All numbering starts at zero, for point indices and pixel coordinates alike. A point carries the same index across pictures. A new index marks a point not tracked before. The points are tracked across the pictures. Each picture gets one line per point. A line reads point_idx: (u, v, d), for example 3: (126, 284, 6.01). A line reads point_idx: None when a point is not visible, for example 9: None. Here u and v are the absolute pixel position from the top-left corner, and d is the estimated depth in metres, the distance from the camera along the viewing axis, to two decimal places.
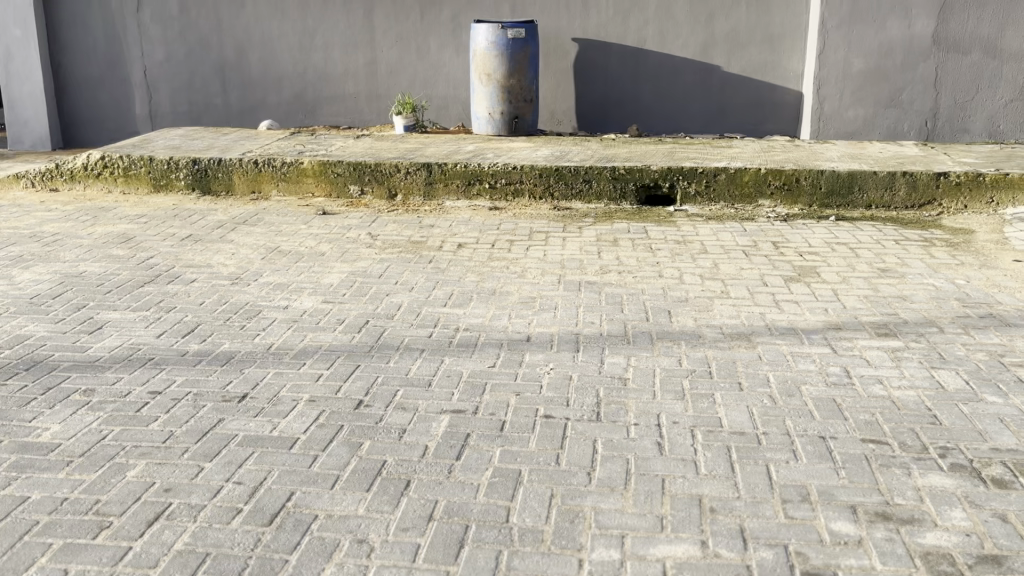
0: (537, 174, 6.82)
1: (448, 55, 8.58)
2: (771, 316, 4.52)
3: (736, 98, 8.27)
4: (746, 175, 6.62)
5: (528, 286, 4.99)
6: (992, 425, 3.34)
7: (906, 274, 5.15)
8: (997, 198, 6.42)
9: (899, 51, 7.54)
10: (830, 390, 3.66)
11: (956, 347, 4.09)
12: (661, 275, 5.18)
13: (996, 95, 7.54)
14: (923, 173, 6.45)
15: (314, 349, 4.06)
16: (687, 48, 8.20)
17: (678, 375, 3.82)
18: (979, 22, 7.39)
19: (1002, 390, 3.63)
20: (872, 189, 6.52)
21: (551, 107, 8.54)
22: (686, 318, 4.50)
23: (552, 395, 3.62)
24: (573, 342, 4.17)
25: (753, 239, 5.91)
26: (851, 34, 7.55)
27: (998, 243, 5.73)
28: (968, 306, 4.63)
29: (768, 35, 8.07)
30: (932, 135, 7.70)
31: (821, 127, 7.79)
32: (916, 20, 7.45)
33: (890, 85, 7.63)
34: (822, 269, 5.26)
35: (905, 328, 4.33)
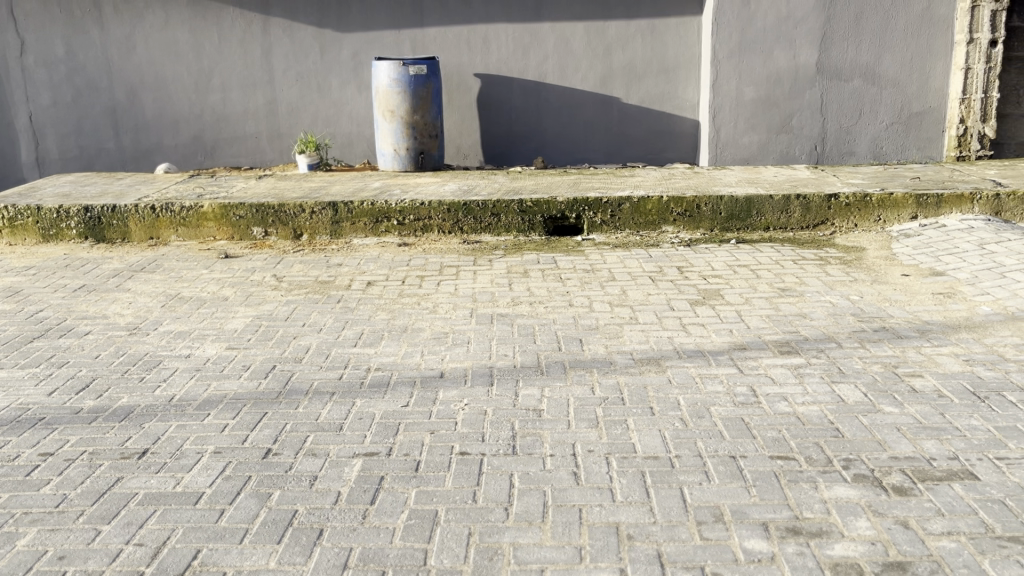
0: (445, 209, 6.82)
1: (350, 92, 8.54)
2: (678, 339, 4.61)
3: (636, 128, 8.49)
4: (649, 203, 6.78)
5: (440, 321, 4.96)
6: (890, 435, 3.48)
7: (804, 293, 5.35)
8: (883, 216, 6.74)
9: (787, 80, 7.89)
10: (739, 410, 3.75)
11: (853, 360, 4.26)
12: (571, 304, 5.24)
13: (877, 119, 7.96)
14: (815, 195, 6.74)
15: (218, 399, 3.92)
16: (587, 81, 8.38)
17: (591, 403, 3.84)
18: (858, 50, 7.81)
19: (898, 400, 3.79)
20: (769, 212, 6.77)
21: (456, 142, 8.59)
22: (597, 346, 4.55)
23: (467, 430, 3.59)
24: (486, 375, 4.16)
25: (658, 265, 6.04)
26: (741, 65, 7.87)
27: (887, 259, 6.02)
28: (863, 320, 4.83)
29: (663, 66, 8.34)
30: (822, 159, 8.06)
31: (718, 154, 8.06)
32: (800, 50, 7.82)
33: (780, 112, 7.96)
34: (726, 291, 5.41)
35: (805, 345, 4.48)
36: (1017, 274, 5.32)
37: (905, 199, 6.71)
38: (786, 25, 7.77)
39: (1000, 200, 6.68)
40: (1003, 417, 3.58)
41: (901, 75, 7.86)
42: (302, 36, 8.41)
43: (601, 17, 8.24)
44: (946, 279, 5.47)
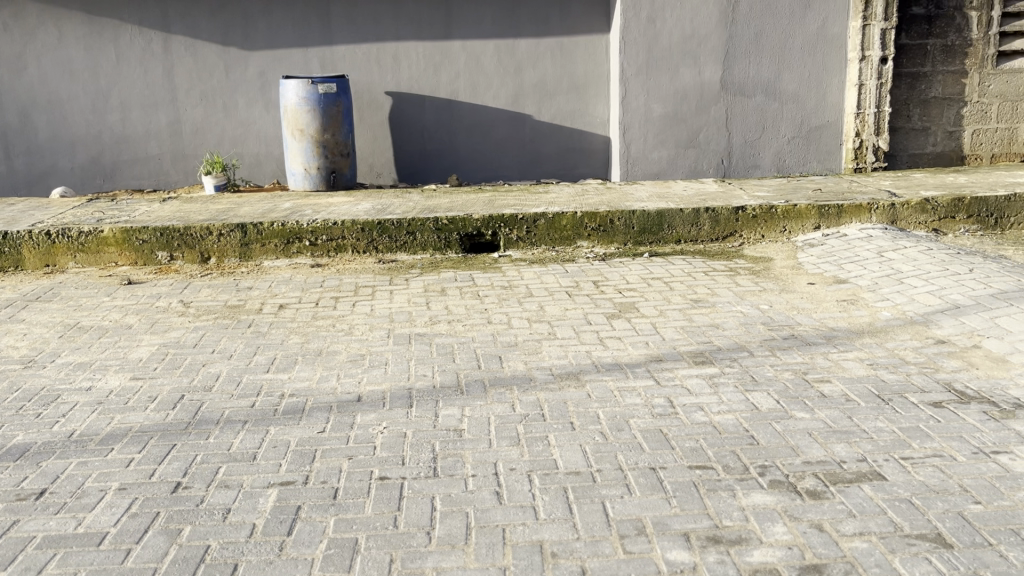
0: (359, 228, 6.72)
1: (257, 111, 8.36)
2: (596, 353, 4.65)
3: (549, 145, 8.57)
4: (564, 218, 6.84)
5: (356, 343, 4.87)
6: (803, 440, 3.57)
7: (716, 303, 5.47)
8: (788, 227, 6.97)
9: (693, 96, 8.10)
10: (657, 421, 3.79)
11: (765, 368, 4.37)
12: (490, 321, 5.22)
13: (779, 133, 8.24)
14: (723, 208, 6.92)
15: (123, 432, 3.74)
16: (499, 98, 8.41)
17: (512, 421, 3.82)
18: (759, 67, 8.08)
19: (808, 405, 3.90)
20: (680, 225, 6.91)
21: (369, 160, 8.50)
22: (516, 362, 4.53)
23: (386, 454, 3.52)
24: (405, 397, 4.09)
25: (575, 279, 6.09)
26: (649, 82, 8.04)
27: (793, 268, 6.22)
28: (772, 329, 4.97)
29: (573, 84, 8.45)
30: (728, 172, 8.29)
31: (629, 169, 8.21)
32: (705, 67, 8.05)
33: (688, 127, 8.16)
34: (641, 303, 5.49)
35: (719, 355, 4.57)
36: (914, 280, 5.57)
37: (807, 210, 6.95)
38: (691, 43, 7.99)
39: (895, 209, 6.99)
40: (906, 418, 3.73)
41: (800, 91, 8.17)
42: (205, 54, 8.19)
43: (511, 35, 8.31)
44: (849, 287, 5.68)
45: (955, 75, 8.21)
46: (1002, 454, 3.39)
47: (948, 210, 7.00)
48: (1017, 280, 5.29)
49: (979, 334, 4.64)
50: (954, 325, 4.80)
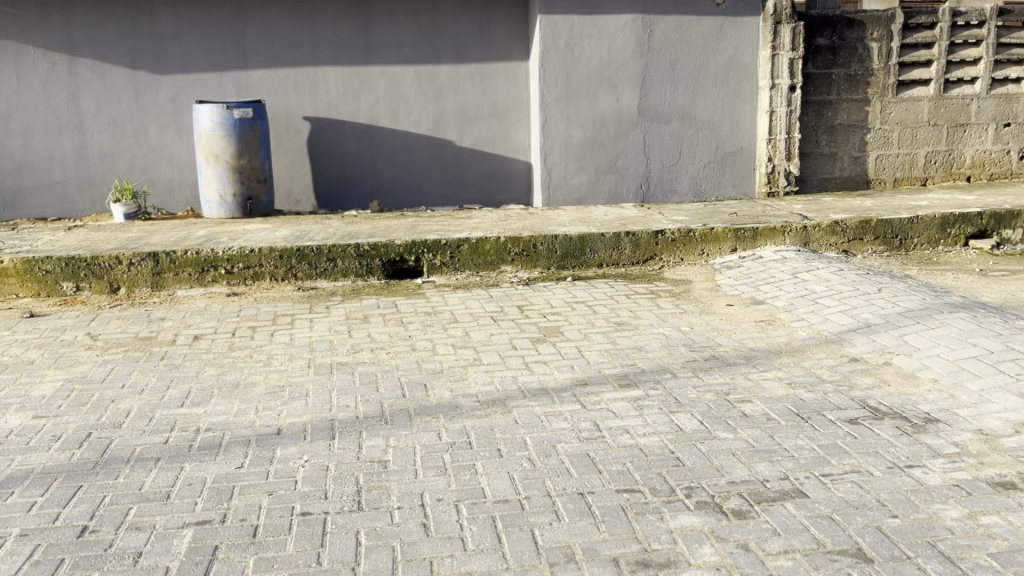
0: (277, 255, 6.57)
1: (169, 137, 8.12)
2: (522, 378, 4.62)
3: (471, 170, 8.58)
4: (487, 243, 6.83)
5: (275, 374, 4.73)
6: (727, 460, 3.61)
7: (639, 326, 5.53)
8: (707, 250, 7.12)
9: (612, 123, 8.23)
10: (583, 446, 3.78)
11: (688, 389, 4.42)
12: (414, 348, 5.15)
13: (696, 158, 8.44)
14: (643, 232, 7.02)
15: (23, 474, 3.52)
16: (419, 124, 8.38)
17: (439, 450, 3.75)
18: (674, 94, 8.28)
19: (731, 425, 3.95)
20: (601, 249, 6.97)
21: (288, 186, 8.34)
22: (441, 390, 4.47)
23: (308, 489, 3.41)
24: (327, 429, 3.97)
25: (499, 304, 6.07)
26: (568, 108, 8.14)
27: (712, 290, 6.34)
28: (694, 350, 5.04)
29: (494, 110, 8.49)
30: (647, 197, 8.44)
31: (551, 194, 8.27)
32: (623, 94, 8.20)
33: (608, 153, 8.28)
34: (565, 327, 5.51)
35: (643, 377, 4.60)
36: (827, 300, 5.75)
37: (724, 233, 7.11)
38: (609, 70, 8.12)
39: (807, 231, 7.22)
40: (824, 435, 3.81)
41: (714, 118, 8.40)
42: (114, 78, 7.93)
43: (430, 61, 8.31)
44: (766, 307, 5.82)
45: (859, 103, 8.58)
46: (915, 467, 3.49)
47: (856, 232, 7.27)
48: (922, 298, 5.52)
49: (889, 351, 4.81)
50: (866, 343, 4.96)
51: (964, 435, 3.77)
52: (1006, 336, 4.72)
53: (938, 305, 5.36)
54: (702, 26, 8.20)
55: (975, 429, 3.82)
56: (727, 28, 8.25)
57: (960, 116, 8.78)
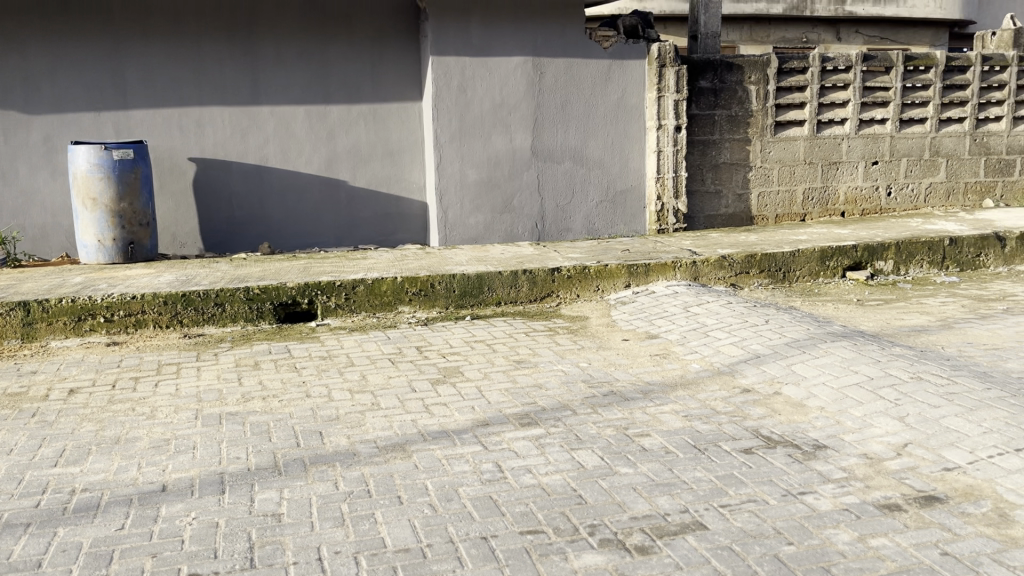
0: (161, 301, 6.28)
1: (42, 179, 7.70)
2: (422, 421, 4.54)
3: (365, 211, 8.49)
4: (383, 284, 6.73)
5: (160, 427, 4.48)
6: (628, 495, 3.62)
7: (538, 363, 5.54)
8: (602, 286, 7.23)
9: (506, 162, 8.31)
10: (485, 488, 3.72)
11: (588, 426, 4.43)
12: (309, 395, 4.98)
13: (589, 197, 8.61)
14: (540, 269, 7.07)
15: None
16: (311, 164, 8.25)
17: (336, 500, 3.62)
18: (566, 134, 8.44)
19: (631, 460, 3.98)
20: (499, 287, 6.98)
21: (172, 229, 8.03)
22: (338, 437, 4.33)
23: (196, 548, 3.22)
24: (216, 483, 3.78)
25: (397, 346, 5.97)
26: (462, 149, 8.17)
27: (608, 326, 6.44)
28: (592, 386, 5.07)
29: (387, 150, 8.45)
30: (543, 235, 8.53)
31: (447, 234, 8.26)
32: (516, 135, 8.30)
33: (502, 193, 8.35)
34: (465, 367, 5.46)
35: (544, 415, 4.59)
36: (718, 333, 5.91)
37: (618, 270, 7.24)
38: (501, 111, 8.22)
39: (697, 266, 7.44)
40: (721, 466, 3.89)
41: (605, 157, 8.60)
42: None
43: (321, 101, 8.20)
44: (660, 341, 5.94)
45: (740, 143, 8.97)
46: (807, 494, 3.59)
47: (742, 266, 7.55)
48: (806, 328, 5.74)
49: (778, 381, 4.97)
50: (757, 373, 5.11)
51: (851, 460, 3.92)
52: (884, 363, 4.95)
53: (821, 335, 5.59)
54: (590, 68, 8.42)
55: (861, 454, 3.98)
56: (615, 70, 8.50)
57: (833, 155, 9.29)
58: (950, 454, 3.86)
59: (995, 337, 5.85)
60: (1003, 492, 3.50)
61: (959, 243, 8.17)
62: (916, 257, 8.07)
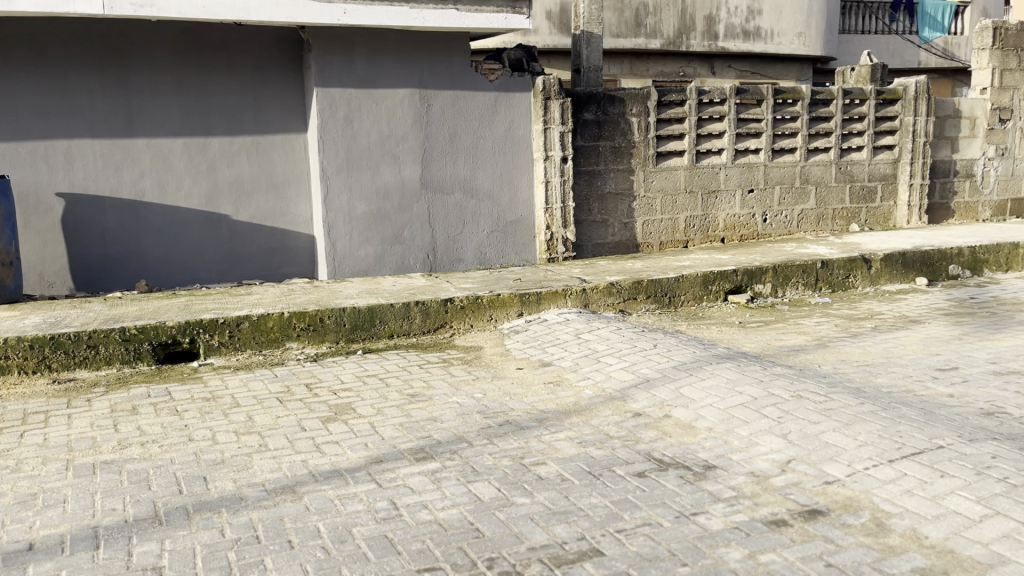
0: (27, 344, 5.89)
1: None
2: (312, 461, 4.40)
3: (249, 245, 8.25)
4: (269, 320, 6.53)
5: (26, 481, 4.17)
6: (525, 525, 3.61)
7: (432, 396, 5.47)
8: (495, 315, 7.24)
9: (395, 194, 8.26)
10: (380, 527, 3.63)
11: (484, 457, 4.40)
12: (191, 439, 4.75)
13: (479, 227, 8.64)
14: (432, 301, 7.02)
15: None
16: (190, 199, 7.96)
17: (223, 548, 3.46)
18: (454, 165, 8.47)
19: (527, 489, 3.97)
20: (391, 319, 6.89)
21: (38, 269, 7.55)
22: (224, 482, 4.15)
23: None
24: (90, 538, 3.54)
25: (285, 384, 5.79)
26: (350, 180, 8.07)
27: (502, 355, 6.45)
28: (488, 417, 5.05)
29: (271, 183, 8.26)
30: (434, 267, 8.50)
31: (336, 268, 8.11)
32: (404, 166, 8.26)
33: (392, 224, 8.28)
34: (357, 403, 5.33)
35: (439, 449, 4.53)
36: (609, 358, 6.01)
37: (510, 298, 7.28)
38: (389, 143, 8.17)
39: (587, 293, 7.57)
40: (616, 491, 3.93)
41: (494, 188, 8.67)
42: None
43: (201, 134, 7.95)
44: (553, 369, 5.99)
45: (624, 173, 9.23)
46: (699, 514, 3.67)
47: (630, 293, 7.72)
48: (692, 351, 5.92)
49: (668, 404, 5.08)
50: (647, 397, 5.21)
51: (739, 479, 4.03)
52: (767, 383, 5.14)
53: (707, 357, 5.76)
54: (477, 100, 8.49)
55: (748, 472, 4.10)
56: (501, 102, 8.60)
57: (712, 184, 9.68)
58: (830, 468, 4.03)
59: (866, 354, 6.18)
60: (879, 502, 3.67)
61: (830, 266, 8.62)
62: (791, 280, 8.47)
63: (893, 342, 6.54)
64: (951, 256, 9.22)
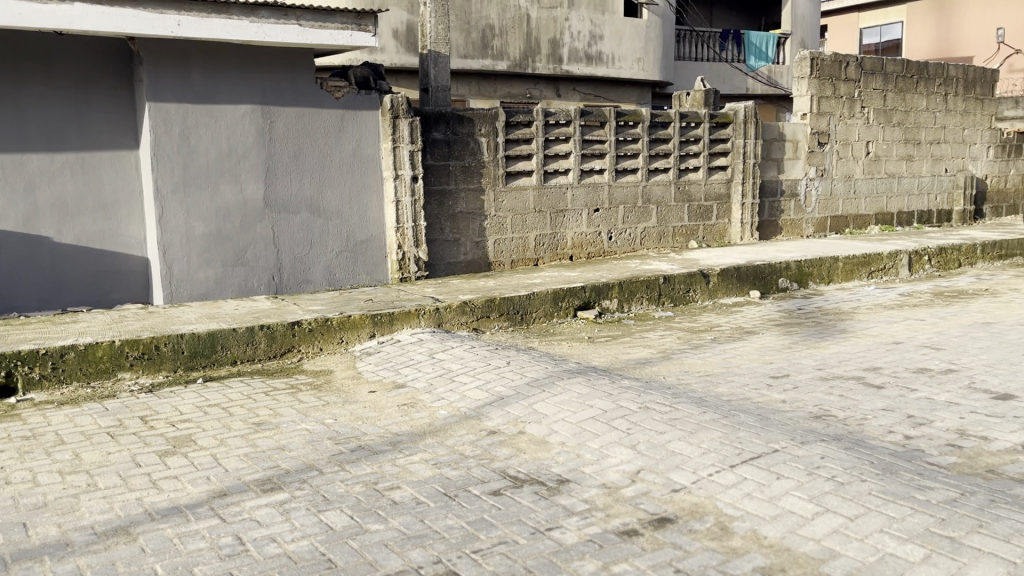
0: None
1: None
2: (148, 499, 4.11)
3: (75, 269, 7.69)
4: (98, 349, 6.08)
5: None
6: (380, 552, 3.51)
7: (279, 424, 5.26)
8: (345, 338, 7.08)
9: (236, 214, 7.93)
10: (225, 564, 3.43)
11: (335, 485, 4.26)
12: (8, 482, 4.33)
13: (327, 247, 8.45)
14: (278, 324, 6.77)
15: None
16: (6, 220, 7.32)
17: None
18: (300, 184, 8.24)
19: (382, 515, 3.87)
20: (234, 345, 6.59)
21: None
22: (46, 527, 3.80)
23: None
24: None
25: (118, 417, 5.40)
26: (188, 200, 7.68)
27: (353, 378, 6.30)
28: (339, 442, 4.90)
29: (99, 203, 7.74)
30: (280, 289, 8.23)
31: (173, 292, 7.69)
32: (246, 185, 7.96)
33: (234, 245, 7.95)
34: (197, 435, 5.05)
35: (287, 479, 4.35)
36: (463, 377, 5.98)
37: (361, 320, 7.13)
38: (229, 161, 7.85)
39: (439, 312, 7.53)
40: (471, 511, 3.90)
41: (342, 207, 8.50)
42: None
43: (18, 150, 7.33)
44: (407, 391, 5.90)
45: (474, 193, 9.29)
46: (554, 529, 3.70)
47: (483, 311, 7.76)
48: (544, 367, 6.00)
49: (522, 420, 5.11)
50: (501, 415, 5.22)
51: (591, 492, 4.10)
52: (616, 396, 5.27)
53: (558, 373, 5.86)
54: (322, 118, 8.31)
55: (600, 484, 4.18)
56: (348, 120, 8.46)
57: (559, 204, 9.91)
58: (676, 475, 4.17)
59: (707, 365, 6.48)
60: (722, 506, 3.83)
61: (671, 281, 9.00)
62: (636, 295, 8.77)
63: (731, 353, 6.89)
64: (780, 270, 9.84)
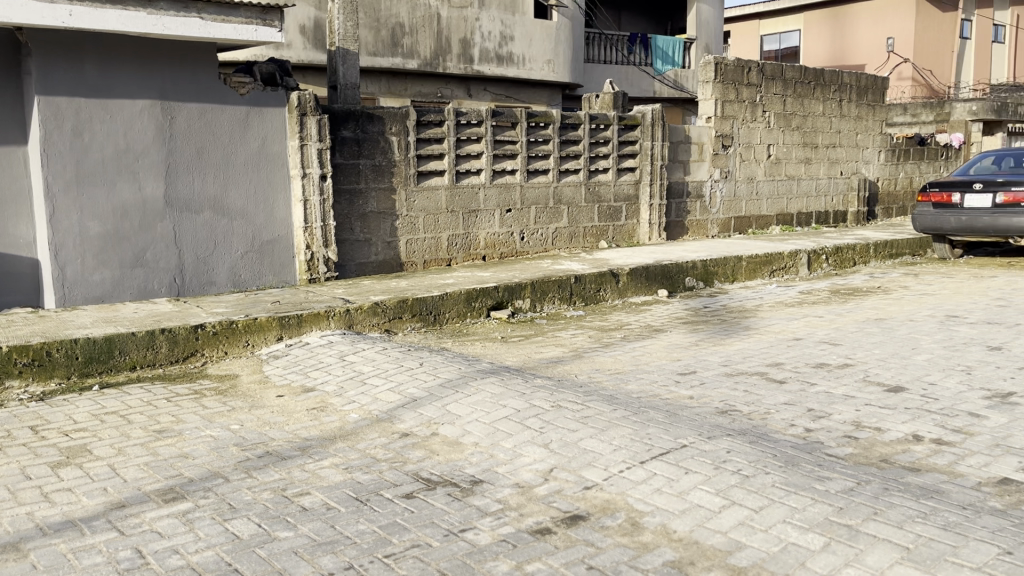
0: None
1: None
2: (40, 513, 3.89)
3: None
4: None
5: None
6: (289, 560, 3.42)
7: (182, 431, 5.07)
8: (251, 340, 6.88)
9: (134, 213, 7.62)
10: None
11: (242, 492, 4.13)
12: None
13: (231, 248, 8.20)
14: (181, 327, 6.54)
15: None
16: None
17: None
18: (202, 183, 7.97)
19: (291, 522, 3.78)
20: (133, 349, 6.33)
21: None
22: None
23: None
24: None
25: (5, 429, 5.10)
26: (81, 199, 7.34)
27: (260, 382, 6.13)
28: (245, 449, 4.76)
29: None
30: (182, 291, 7.94)
31: (66, 294, 7.33)
32: (145, 183, 7.65)
33: (132, 245, 7.63)
34: (93, 444, 4.81)
35: (191, 487, 4.19)
36: (374, 380, 5.90)
37: (268, 322, 6.96)
38: (126, 158, 7.53)
39: (350, 314, 7.41)
40: (383, 515, 3.84)
41: (247, 207, 8.27)
42: None
43: None
44: (317, 394, 5.78)
45: (385, 192, 9.18)
46: (468, 530, 3.68)
47: (395, 312, 7.68)
48: (457, 368, 5.98)
49: (435, 422, 5.07)
50: (414, 417, 5.17)
51: (504, 491, 4.10)
52: (529, 395, 5.29)
53: (471, 373, 5.84)
54: (226, 115, 8.07)
55: (513, 484, 4.18)
56: (253, 117, 8.24)
57: (471, 204, 9.90)
58: (588, 473, 4.22)
59: (617, 363, 6.58)
60: (633, 502, 3.89)
61: (582, 281, 9.11)
62: (548, 295, 8.84)
63: (640, 351, 7.02)
64: (687, 269, 10.09)
